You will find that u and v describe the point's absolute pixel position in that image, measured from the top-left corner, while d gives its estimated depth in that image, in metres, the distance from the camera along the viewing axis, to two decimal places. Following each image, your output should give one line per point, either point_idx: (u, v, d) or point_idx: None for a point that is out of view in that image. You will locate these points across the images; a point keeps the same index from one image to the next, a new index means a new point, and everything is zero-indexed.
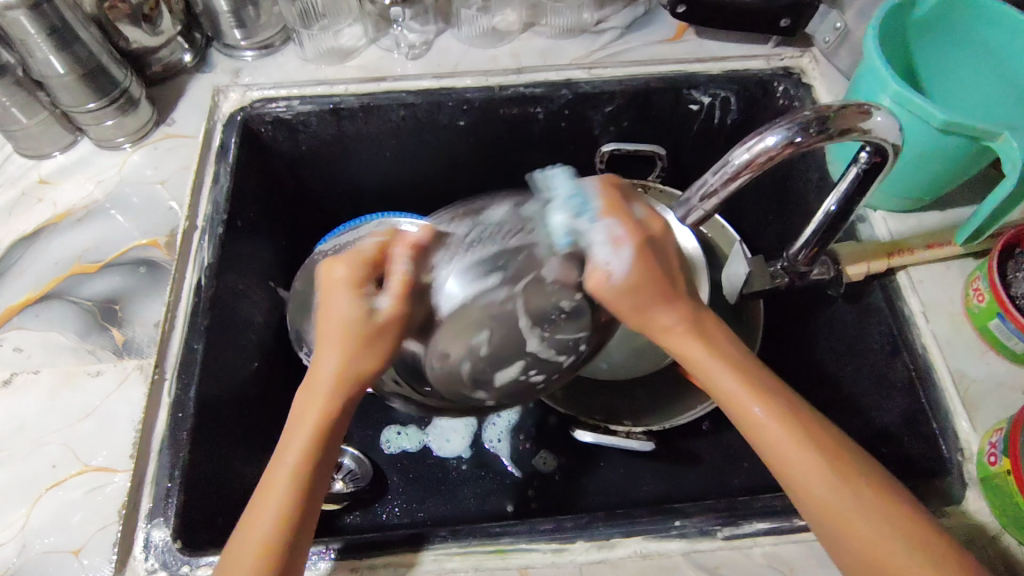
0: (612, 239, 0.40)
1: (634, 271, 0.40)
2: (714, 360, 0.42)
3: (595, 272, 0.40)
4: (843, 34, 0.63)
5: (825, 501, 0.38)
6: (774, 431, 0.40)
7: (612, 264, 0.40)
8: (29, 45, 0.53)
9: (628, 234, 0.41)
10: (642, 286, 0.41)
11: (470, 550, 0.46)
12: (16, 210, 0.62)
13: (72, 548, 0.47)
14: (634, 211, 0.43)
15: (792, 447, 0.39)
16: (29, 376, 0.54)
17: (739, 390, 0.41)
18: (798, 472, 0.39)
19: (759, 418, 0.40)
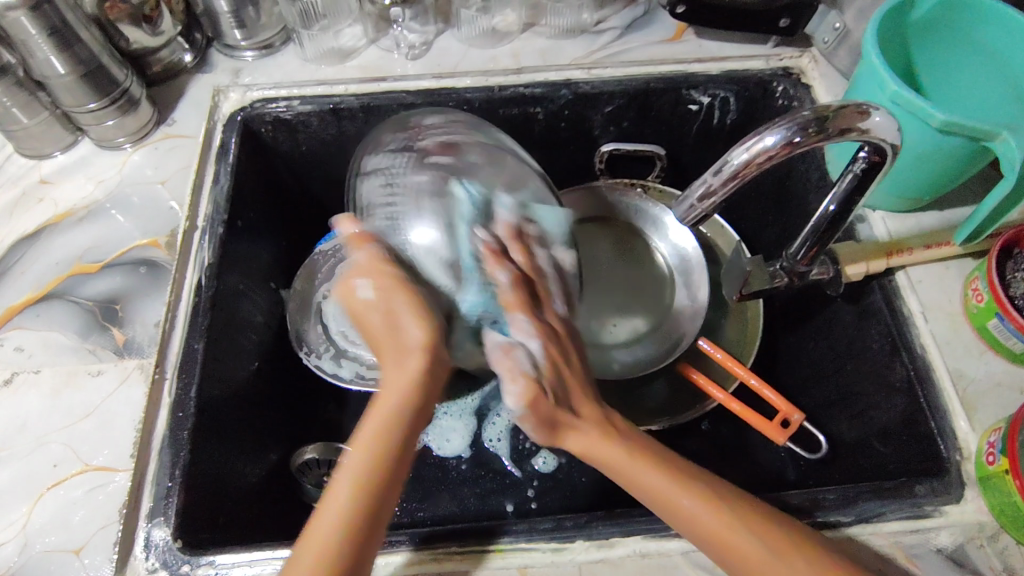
0: (527, 334, 0.45)
1: (544, 374, 0.44)
2: (606, 440, 0.44)
3: (521, 376, 0.43)
4: (842, 34, 0.63)
5: (771, 562, 0.39)
6: (676, 493, 0.42)
7: (534, 359, 0.45)
8: (30, 45, 0.53)
9: (531, 334, 0.45)
10: (557, 395, 0.45)
11: (472, 550, 0.46)
12: (17, 211, 0.62)
13: (73, 547, 0.47)
14: (544, 305, 0.48)
15: (696, 508, 0.41)
16: (30, 376, 0.54)
17: (634, 464, 0.43)
18: (710, 534, 0.41)
19: (668, 491, 0.42)
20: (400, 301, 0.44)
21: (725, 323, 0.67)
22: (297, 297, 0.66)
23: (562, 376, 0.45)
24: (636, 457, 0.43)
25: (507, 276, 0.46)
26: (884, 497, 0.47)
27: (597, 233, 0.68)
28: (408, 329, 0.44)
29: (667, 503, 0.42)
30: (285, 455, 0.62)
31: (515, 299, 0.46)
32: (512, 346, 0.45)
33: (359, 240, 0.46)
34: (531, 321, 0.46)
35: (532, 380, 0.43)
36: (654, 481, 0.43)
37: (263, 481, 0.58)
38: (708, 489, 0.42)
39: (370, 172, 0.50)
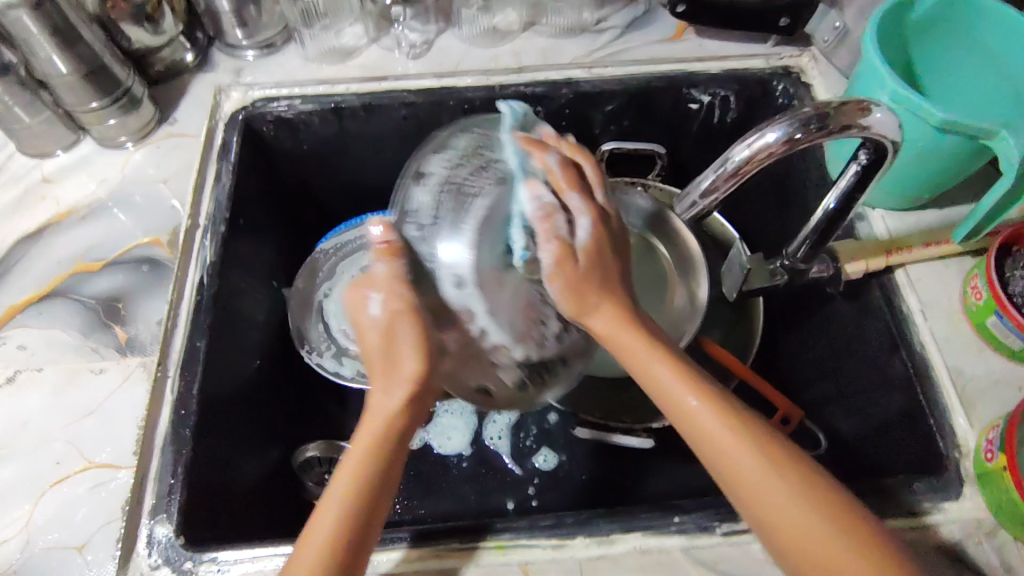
0: (574, 211, 0.43)
1: (586, 246, 0.43)
2: (654, 352, 0.43)
3: (555, 241, 0.42)
4: (842, 33, 0.64)
5: (761, 476, 0.39)
6: (711, 420, 0.41)
7: (575, 235, 0.43)
8: (32, 44, 0.53)
9: (585, 208, 0.43)
10: (594, 273, 0.44)
11: (473, 547, 0.47)
12: (19, 209, 0.62)
13: (76, 544, 0.47)
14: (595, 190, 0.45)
15: (726, 437, 0.40)
16: (33, 374, 0.54)
17: (675, 380, 0.42)
18: (710, 438, 0.41)
19: (677, 391, 0.42)
20: (404, 330, 0.41)
21: (725, 322, 0.68)
22: (297, 297, 0.67)
23: (602, 258, 0.44)
24: (660, 356, 0.43)
25: (554, 161, 0.43)
26: (884, 494, 0.47)
27: None
28: (404, 363, 0.41)
29: (677, 406, 0.42)
30: (286, 453, 0.62)
31: (566, 177, 0.43)
32: (553, 211, 0.42)
33: (388, 253, 0.41)
34: (584, 199, 0.43)
35: (573, 248, 0.43)
36: (693, 404, 0.41)
37: (265, 479, 0.58)
38: (744, 424, 0.41)
39: (423, 174, 0.45)
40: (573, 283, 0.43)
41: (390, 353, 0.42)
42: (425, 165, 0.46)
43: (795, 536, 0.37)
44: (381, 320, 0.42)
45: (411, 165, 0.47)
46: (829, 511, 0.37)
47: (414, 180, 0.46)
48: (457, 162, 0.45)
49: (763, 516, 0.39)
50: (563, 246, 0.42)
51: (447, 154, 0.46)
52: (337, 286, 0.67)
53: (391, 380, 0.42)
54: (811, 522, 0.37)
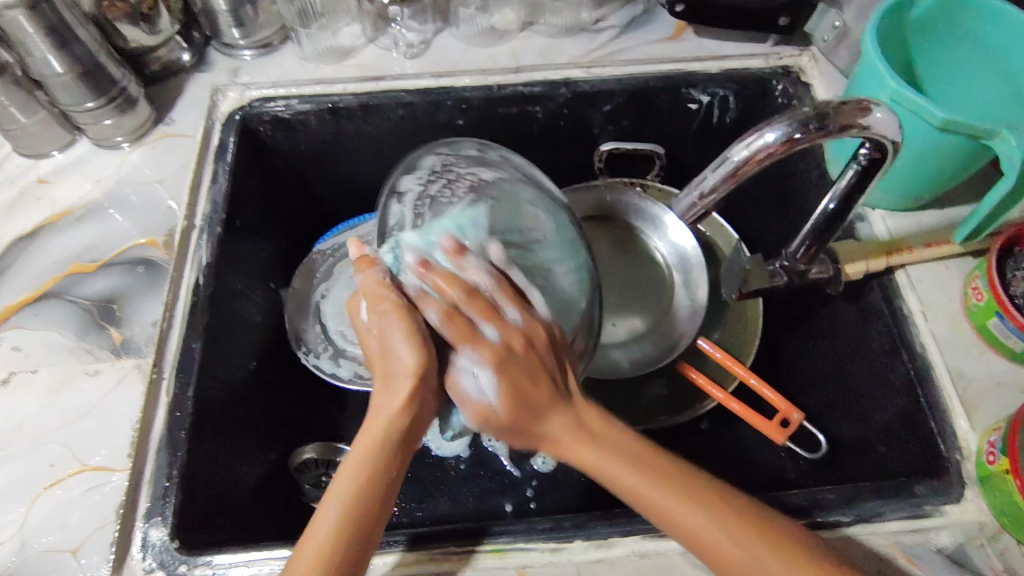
0: (475, 366, 0.42)
1: (500, 401, 0.42)
2: (614, 454, 0.43)
3: (472, 403, 0.43)
4: (841, 32, 0.63)
5: (750, 562, 0.39)
6: (684, 512, 0.41)
7: (483, 388, 0.42)
8: (27, 44, 0.53)
9: (479, 363, 0.41)
10: (516, 417, 0.42)
11: (470, 550, 0.46)
12: (14, 210, 0.62)
13: (70, 547, 0.47)
14: (496, 325, 0.42)
15: (705, 524, 0.40)
16: (27, 376, 0.54)
17: (639, 480, 0.42)
18: (687, 530, 0.41)
19: (643, 487, 0.42)
20: (392, 328, 0.42)
21: (724, 324, 0.67)
22: (295, 297, 0.68)
23: (524, 396, 0.42)
24: (616, 456, 0.43)
25: (439, 305, 0.42)
26: (883, 496, 0.47)
27: (598, 233, 0.68)
28: (398, 356, 0.42)
29: (647, 503, 0.42)
30: (282, 455, 0.62)
31: (457, 332, 0.41)
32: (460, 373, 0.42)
33: (365, 263, 0.44)
34: (475, 352, 0.41)
35: (485, 406, 0.42)
36: (662, 498, 0.41)
37: (262, 481, 0.58)
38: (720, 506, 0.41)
39: (398, 191, 0.48)
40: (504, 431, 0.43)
41: (386, 353, 0.42)
42: (404, 178, 0.49)
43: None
44: (371, 325, 0.43)
45: (393, 176, 0.50)
46: None
47: (391, 192, 0.49)
48: (431, 179, 0.48)
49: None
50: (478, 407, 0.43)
51: (425, 171, 0.49)
52: (335, 286, 0.68)
53: (390, 383, 0.42)
54: None
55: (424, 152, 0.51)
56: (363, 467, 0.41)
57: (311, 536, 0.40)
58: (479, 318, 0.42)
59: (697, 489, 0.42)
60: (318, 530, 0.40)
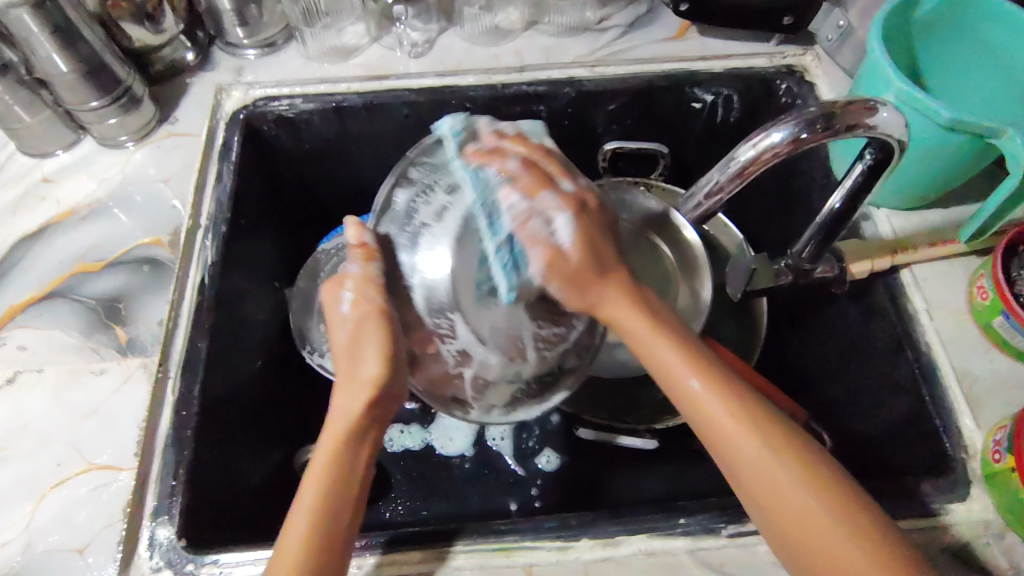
0: (552, 209, 0.42)
1: (575, 242, 0.42)
2: (662, 338, 0.44)
3: (541, 245, 0.42)
4: (847, 31, 0.63)
5: (763, 463, 0.39)
6: (713, 401, 0.41)
7: (557, 233, 0.42)
8: (32, 43, 0.53)
9: (560, 203, 0.43)
10: (588, 265, 0.43)
11: (477, 548, 0.46)
12: (19, 209, 0.62)
13: (77, 547, 0.47)
14: (563, 181, 0.44)
15: (728, 418, 0.41)
16: (33, 375, 0.54)
17: (678, 362, 0.42)
18: (711, 418, 0.41)
19: (679, 370, 0.42)
20: (369, 335, 0.43)
21: (729, 323, 0.67)
22: (298, 297, 0.65)
23: (596, 248, 0.43)
24: (661, 338, 0.43)
25: (511, 168, 0.43)
26: (888, 494, 0.47)
27: None
28: (363, 360, 0.43)
29: (678, 386, 0.42)
30: (287, 454, 0.62)
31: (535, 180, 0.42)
32: (531, 219, 0.42)
33: (360, 254, 0.44)
34: (558, 196, 0.43)
35: (559, 249, 0.42)
36: (694, 385, 0.42)
37: (267, 480, 0.58)
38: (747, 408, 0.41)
39: (402, 182, 0.46)
40: (567, 278, 0.42)
41: (353, 358, 0.44)
42: (411, 170, 0.46)
43: (794, 523, 0.38)
44: (351, 319, 0.44)
45: (403, 162, 0.47)
46: (831, 503, 0.38)
47: (396, 183, 0.46)
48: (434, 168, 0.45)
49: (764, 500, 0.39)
50: (553, 249, 0.42)
51: (434, 159, 0.46)
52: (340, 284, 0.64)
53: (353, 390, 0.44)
54: (811, 512, 0.38)
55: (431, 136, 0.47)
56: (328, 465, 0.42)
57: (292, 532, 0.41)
58: (554, 173, 0.44)
59: (732, 389, 0.42)
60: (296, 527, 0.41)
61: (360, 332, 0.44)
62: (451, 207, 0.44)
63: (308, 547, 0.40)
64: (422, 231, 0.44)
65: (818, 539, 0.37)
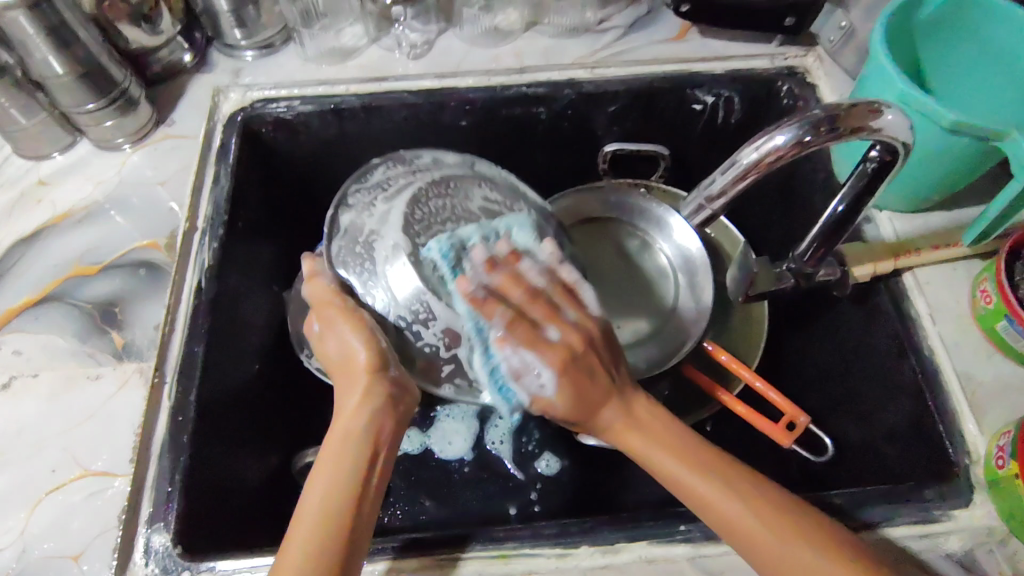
0: (537, 366, 0.44)
1: (558, 395, 0.44)
2: (665, 447, 0.44)
3: (534, 400, 0.45)
4: (848, 32, 0.64)
5: (787, 557, 0.40)
6: (724, 501, 0.42)
7: (546, 388, 0.45)
8: (28, 45, 0.53)
9: (545, 360, 0.44)
10: (576, 410, 0.45)
11: (475, 556, 0.46)
12: (15, 212, 0.61)
13: (72, 554, 0.46)
14: (552, 326, 0.45)
15: (743, 515, 0.41)
16: (29, 379, 0.53)
17: (681, 469, 0.43)
18: (723, 518, 0.42)
19: (682, 473, 0.43)
20: (339, 327, 0.46)
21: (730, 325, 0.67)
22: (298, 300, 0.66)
23: (584, 392, 0.45)
24: (660, 446, 0.44)
25: (507, 315, 0.45)
26: (891, 500, 0.47)
27: (596, 237, 0.67)
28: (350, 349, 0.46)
29: (686, 491, 0.43)
30: (285, 458, 0.62)
31: (519, 335, 0.44)
32: (524, 373, 0.45)
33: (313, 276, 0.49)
34: (542, 355, 0.44)
35: (548, 402, 0.45)
36: (699, 485, 0.43)
37: (264, 484, 0.58)
38: (757, 497, 0.42)
39: (345, 203, 0.49)
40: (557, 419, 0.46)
41: (342, 355, 0.46)
42: (351, 193, 0.49)
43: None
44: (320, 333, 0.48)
45: (345, 183, 0.50)
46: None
47: (333, 206, 0.49)
48: (375, 191, 0.48)
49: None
50: (541, 401, 0.45)
51: (370, 179, 0.50)
52: None
53: (350, 379, 0.46)
54: None
55: (371, 163, 0.51)
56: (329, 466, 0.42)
57: (295, 537, 0.40)
58: (542, 320, 0.45)
59: (736, 482, 0.42)
60: (299, 535, 0.40)
61: (334, 330, 0.46)
62: (393, 216, 0.46)
63: (313, 555, 0.39)
64: (375, 244, 0.46)
65: None
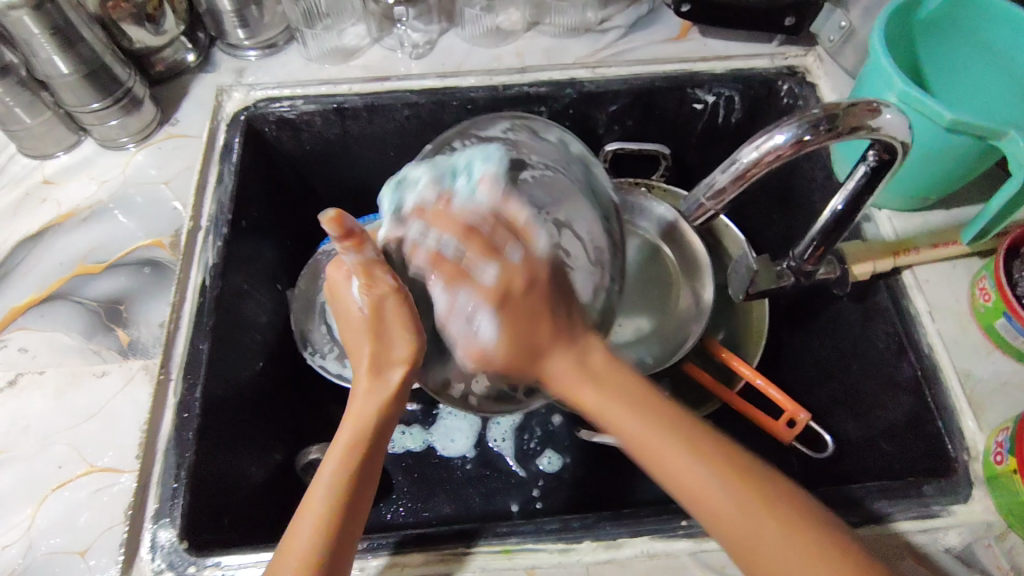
0: (472, 308, 0.41)
1: (496, 344, 0.40)
2: (616, 396, 0.41)
3: (466, 346, 0.42)
4: (848, 32, 0.63)
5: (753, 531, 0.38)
6: (671, 454, 0.39)
7: (480, 331, 0.41)
8: (33, 45, 0.53)
9: (479, 302, 0.41)
10: (513, 360, 0.41)
11: (478, 551, 0.46)
12: (20, 211, 0.62)
13: (78, 549, 0.47)
14: (485, 266, 0.41)
15: (688, 467, 0.39)
16: (34, 376, 0.54)
17: (649, 432, 0.40)
18: (687, 486, 0.39)
19: (650, 436, 0.40)
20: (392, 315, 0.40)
21: (731, 323, 0.67)
22: (301, 298, 0.66)
23: (526, 335, 0.40)
24: (630, 408, 0.40)
25: (437, 252, 0.42)
26: (890, 496, 0.47)
27: None
28: (394, 340, 0.42)
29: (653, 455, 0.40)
30: (289, 455, 0.62)
31: (448, 273, 0.41)
32: (452, 314, 0.42)
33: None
34: (473, 291, 0.41)
35: (481, 348, 0.41)
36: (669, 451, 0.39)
37: (267, 481, 0.58)
38: (707, 452, 0.39)
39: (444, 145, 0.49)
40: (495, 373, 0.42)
41: (379, 339, 0.42)
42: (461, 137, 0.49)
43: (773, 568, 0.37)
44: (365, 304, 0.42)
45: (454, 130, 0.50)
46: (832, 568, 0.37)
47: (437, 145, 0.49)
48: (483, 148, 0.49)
49: (742, 547, 0.38)
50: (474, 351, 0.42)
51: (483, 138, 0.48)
52: None
53: (380, 367, 0.43)
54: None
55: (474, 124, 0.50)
56: (348, 458, 0.42)
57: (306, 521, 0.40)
58: (477, 258, 0.41)
59: (707, 449, 0.39)
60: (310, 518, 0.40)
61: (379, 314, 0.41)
62: None
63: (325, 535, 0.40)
64: None
65: None
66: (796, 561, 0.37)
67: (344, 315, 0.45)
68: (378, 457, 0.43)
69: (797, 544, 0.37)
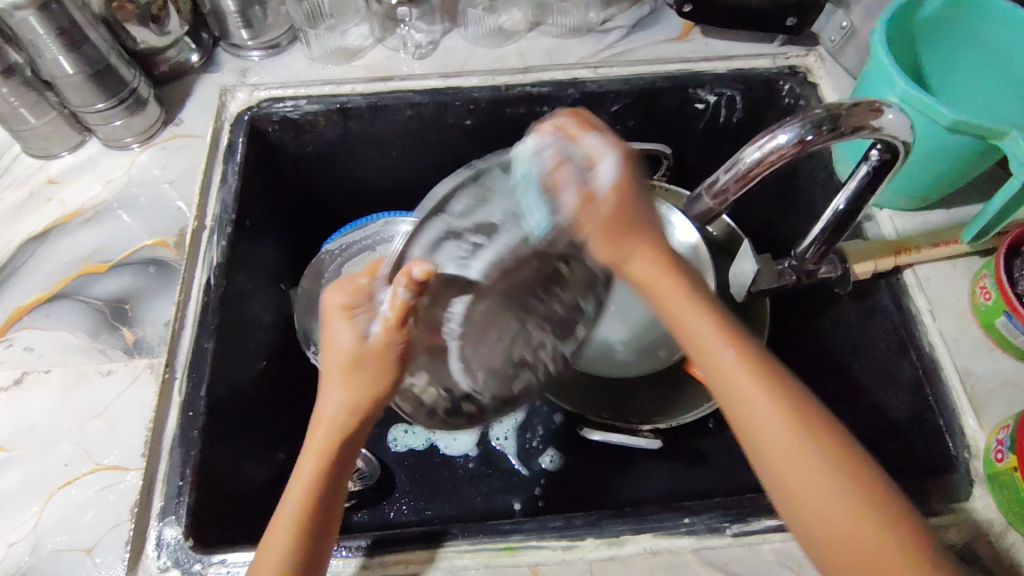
0: (592, 158, 0.45)
1: (612, 189, 0.44)
2: (710, 329, 0.41)
3: (580, 190, 0.44)
4: (850, 32, 0.63)
5: (793, 445, 0.38)
6: (744, 377, 0.40)
7: (599, 175, 0.44)
8: (38, 45, 0.53)
9: (612, 148, 0.45)
10: (624, 211, 0.44)
11: (481, 548, 0.46)
12: (25, 210, 0.62)
13: (85, 547, 0.47)
14: (609, 133, 0.47)
15: (757, 394, 0.39)
16: (40, 375, 0.54)
17: (711, 335, 0.41)
18: (736, 389, 0.40)
19: (710, 337, 0.41)
20: (390, 362, 0.41)
21: None
22: (304, 298, 0.68)
23: (636, 199, 0.45)
24: (698, 306, 0.43)
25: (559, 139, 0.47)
26: None
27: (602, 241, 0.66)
28: (378, 378, 0.41)
29: (710, 356, 0.41)
30: (292, 454, 0.63)
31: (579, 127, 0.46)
32: (568, 161, 0.45)
33: (412, 286, 0.40)
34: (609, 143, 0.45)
35: (604, 186, 0.44)
36: (724, 355, 0.41)
37: (271, 480, 0.58)
38: (786, 396, 0.39)
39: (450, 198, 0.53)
40: (602, 222, 0.44)
41: (365, 377, 0.41)
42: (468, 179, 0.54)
43: (817, 502, 0.37)
44: (375, 339, 0.40)
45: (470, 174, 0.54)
46: (868, 497, 0.36)
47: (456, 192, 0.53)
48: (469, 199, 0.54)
49: (777, 460, 0.38)
50: (588, 190, 0.44)
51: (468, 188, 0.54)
52: None
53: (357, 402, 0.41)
54: (847, 500, 0.36)
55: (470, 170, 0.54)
56: (319, 471, 0.40)
57: (270, 545, 0.39)
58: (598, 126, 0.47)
59: (766, 365, 0.40)
60: (275, 541, 0.39)
61: (378, 355, 0.41)
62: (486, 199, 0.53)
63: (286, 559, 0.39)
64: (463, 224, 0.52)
65: (854, 529, 0.36)
66: (830, 479, 0.37)
67: (329, 340, 0.42)
68: (348, 465, 0.42)
69: (848, 482, 0.36)
